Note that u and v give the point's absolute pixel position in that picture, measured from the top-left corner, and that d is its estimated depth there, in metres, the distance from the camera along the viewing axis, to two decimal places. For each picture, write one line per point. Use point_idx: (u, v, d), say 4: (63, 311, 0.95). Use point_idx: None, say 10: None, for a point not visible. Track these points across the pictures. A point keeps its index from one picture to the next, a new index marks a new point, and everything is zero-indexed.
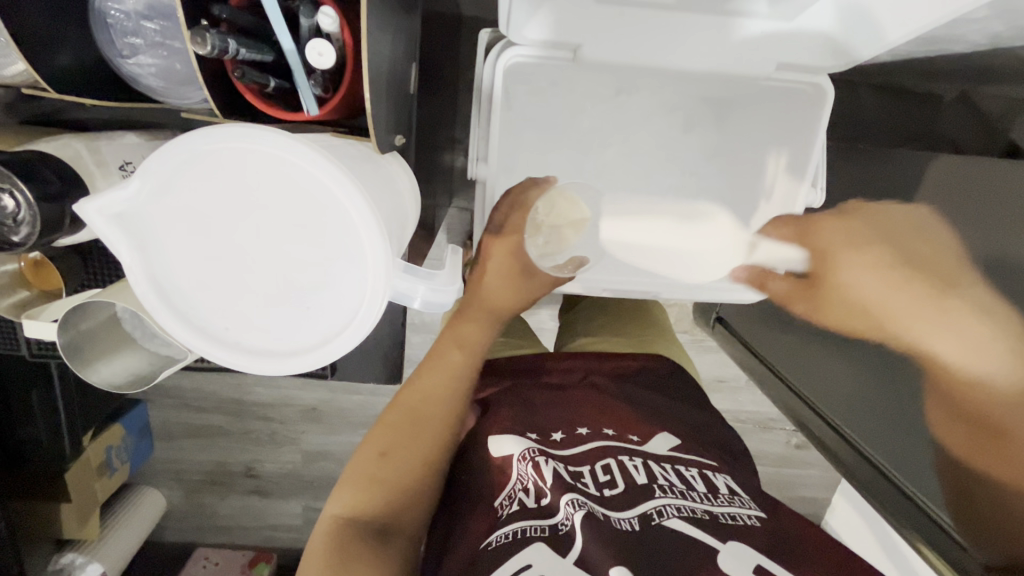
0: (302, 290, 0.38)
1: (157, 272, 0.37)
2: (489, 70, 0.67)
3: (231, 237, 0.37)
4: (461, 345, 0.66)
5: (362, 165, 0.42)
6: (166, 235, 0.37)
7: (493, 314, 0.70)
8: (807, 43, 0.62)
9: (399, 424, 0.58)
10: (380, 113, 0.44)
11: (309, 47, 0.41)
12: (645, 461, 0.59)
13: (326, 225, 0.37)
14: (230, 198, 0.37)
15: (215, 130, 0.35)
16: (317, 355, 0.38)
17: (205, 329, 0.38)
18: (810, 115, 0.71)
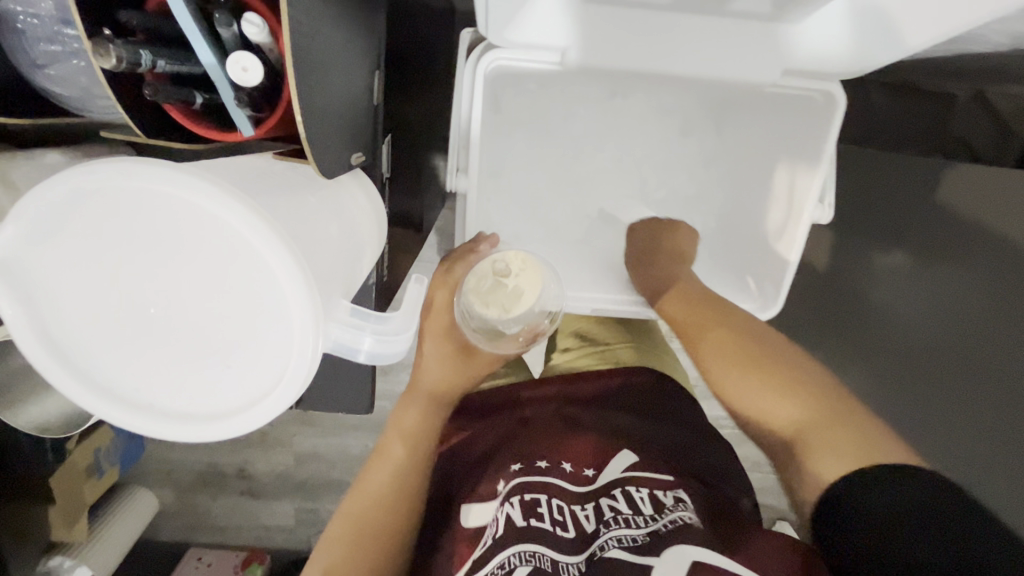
0: (217, 347, 0.34)
1: (48, 326, 0.34)
2: (468, 75, 0.61)
3: (132, 288, 0.33)
4: (402, 436, 0.61)
5: (303, 200, 0.39)
6: (56, 286, 0.33)
7: (435, 400, 0.64)
8: (816, 46, 0.56)
9: (341, 535, 0.55)
10: (324, 134, 0.39)
11: (228, 61, 0.36)
12: (597, 502, 0.55)
13: (243, 278, 0.33)
14: (130, 251, 0.33)
15: (101, 164, 0.30)
16: (240, 418, 0.35)
17: (109, 390, 0.35)
18: (820, 126, 0.64)
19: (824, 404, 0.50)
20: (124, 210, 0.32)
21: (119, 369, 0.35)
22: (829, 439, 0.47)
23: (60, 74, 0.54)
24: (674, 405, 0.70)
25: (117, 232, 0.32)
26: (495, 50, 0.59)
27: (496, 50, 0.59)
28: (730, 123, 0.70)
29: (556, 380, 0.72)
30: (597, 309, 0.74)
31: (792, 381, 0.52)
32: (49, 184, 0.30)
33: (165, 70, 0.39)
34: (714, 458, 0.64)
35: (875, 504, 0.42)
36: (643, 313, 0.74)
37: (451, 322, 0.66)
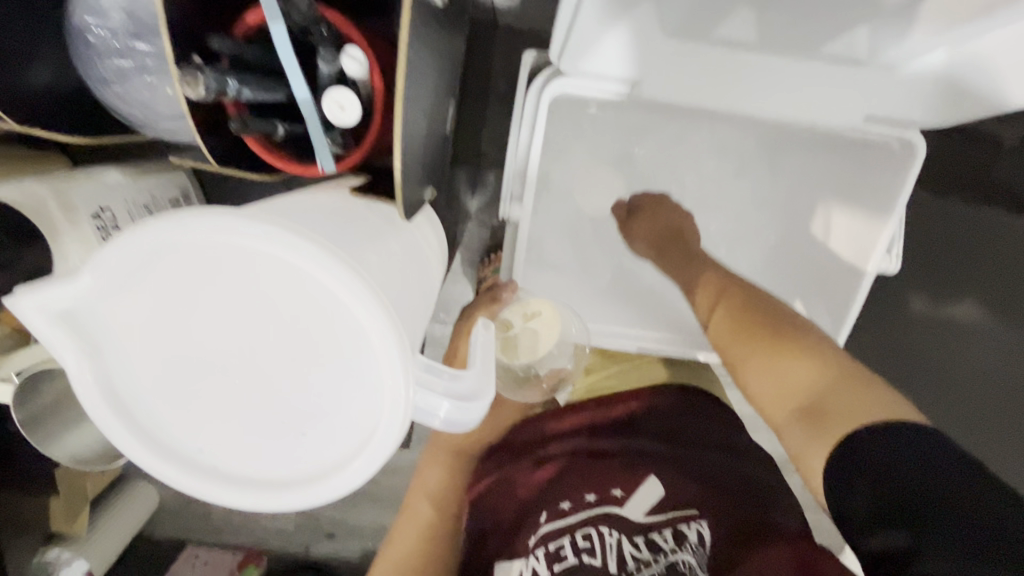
0: (300, 414, 0.29)
1: (114, 380, 0.28)
2: (531, 104, 0.59)
3: (213, 342, 0.29)
4: (430, 498, 0.62)
5: (386, 245, 0.33)
6: (127, 336, 0.28)
7: (456, 452, 0.64)
8: (904, 93, 0.53)
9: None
10: (410, 175, 0.37)
11: (329, 96, 0.34)
12: (622, 535, 0.51)
13: (339, 326, 0.28)
14: (214, 297, 0.28)
15: (196, 217, 0.27)
16: (316, 494, 0.30)
17: (172, 452, 0.29)
18: (895, 177, 0.61)
19: (843, 370, 0.44)
20: (219, 250, 0.28)
21: (186, 431, 0.30)
22: (841, 403, 0.41)
23: (128, 93, 0.51)
24: (710, 420, 0.64)
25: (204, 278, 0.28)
26: (562, 78, 0.57)
27: (563, 78, 0.56)
28: (789, 159, 0.69)
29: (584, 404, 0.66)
30: (640, 347, 0.72)
31: (825, 358, 0.45)
32: (138, 229, 0.26)
33: (249, 98, 0.37)
34: (757, 479, 0.58)
35: (882, 457, 0.36)
36: (687, 352, 0.71)
37: None
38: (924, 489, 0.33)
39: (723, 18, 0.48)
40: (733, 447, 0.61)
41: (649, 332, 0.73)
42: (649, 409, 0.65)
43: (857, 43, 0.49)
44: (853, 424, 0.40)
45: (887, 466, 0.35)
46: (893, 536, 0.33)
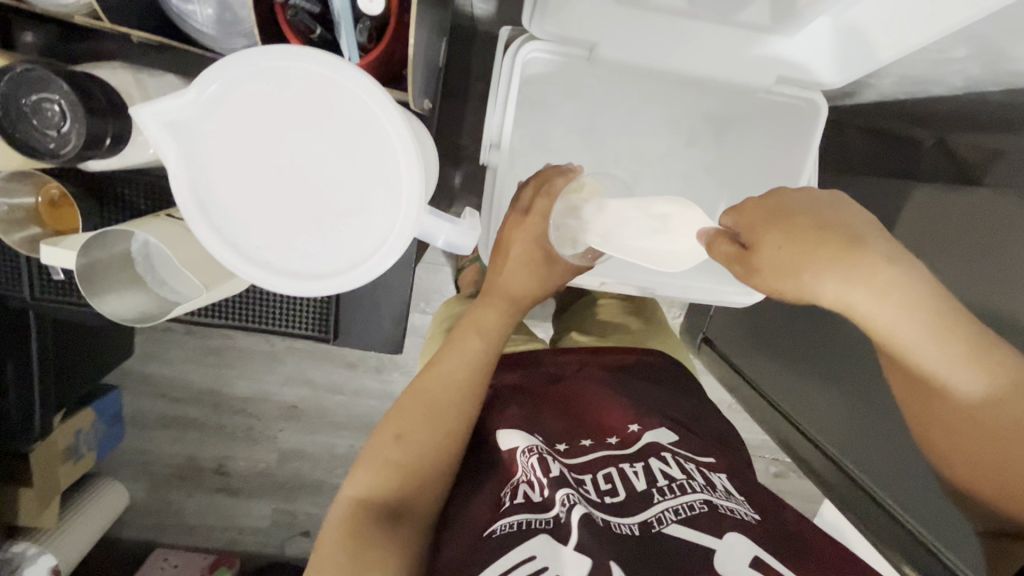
0: (337, 213, 0.41)
1: (197, 183, 0.39)
2: (507, 63, 0.70)
3: (275, 155, 0.40)
4: (481, 330, 0.67)
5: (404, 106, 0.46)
6: (210, 149, 0.39)
7: (511, 302, 0.70)
8: (804, 58, 0.67)
9: (420, 409, 0.61)
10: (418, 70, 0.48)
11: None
12: (644, 462, 0.60)
13: (372, 152, 0.40)
14: (280, 120, 0.39)
15: (273, 47, 0.38)
16: (346, 279, 0.42)
17: (236, 246, 0.40)
18: (803, 131, 0.76)
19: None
20: (286, 80, 0.39)
21: (248, 230, 0.41)
22: None
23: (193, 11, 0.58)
24: (684, 378, 0.77)
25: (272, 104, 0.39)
26: (534, 42, 0.69)
27: (534, 42, 0.69)
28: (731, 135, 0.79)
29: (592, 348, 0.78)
30: (604, 284, 0.80)
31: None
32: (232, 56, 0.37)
33: None
34: (725, 428, 0.72)
35: None
36: (646, 289, 0.81)
37: (542, 233, 0.71)
38: None
39: None
40: (712, 406, 0.75)
41: (618, 275, 0.80)
42: (640, 361, 0.77)
43: (762, 12, 0.62)
44: None
45: None
46: None
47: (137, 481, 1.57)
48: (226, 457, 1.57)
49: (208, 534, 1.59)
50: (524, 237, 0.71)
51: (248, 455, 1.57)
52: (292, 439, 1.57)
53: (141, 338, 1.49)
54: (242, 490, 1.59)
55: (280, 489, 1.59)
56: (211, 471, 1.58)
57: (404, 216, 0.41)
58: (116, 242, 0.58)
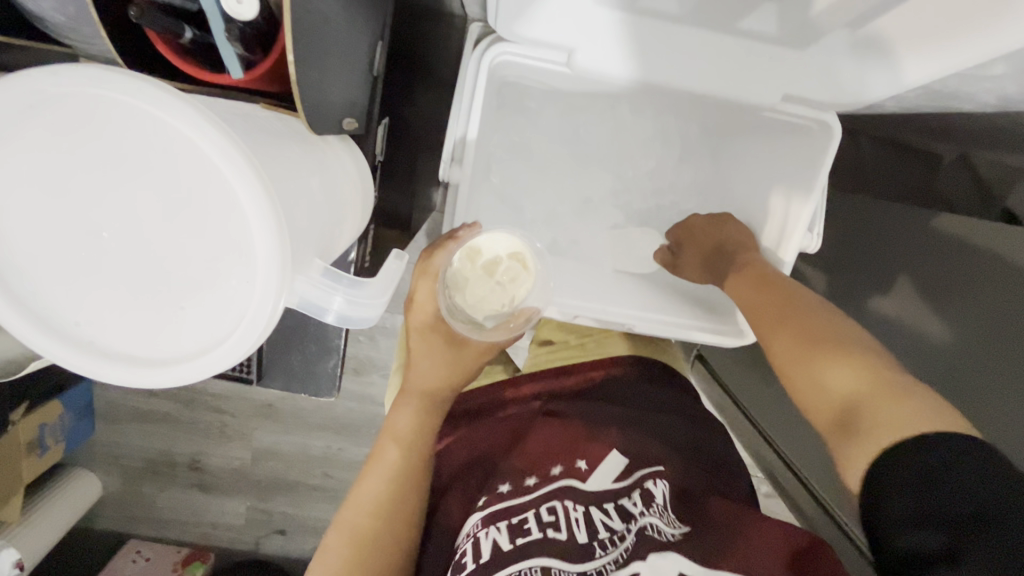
0: (176, 289, 0.36)
1: (2, 244, 0.35)
2: (473, 66, 0.60)
3: (94, 216, 0.35)
4: (396, 439, 0.58)
5: (283, 148, 0.41)
6: (12, 203, 0.34)
7: (429, 397, 0.60)
8: (819, 72, 0.57)
9: (337, 560, 0.52)
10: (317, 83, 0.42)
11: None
12: (587, 508, 0.53)
13: (215, 217, 0.35)
14: (99, 190, 0.34)
15: (72, 69, 0.31)
16: (190, 373, 0.38)
17: (57, 323, 0.37)
18: (812, 156, 0.63)
19: (877, 371, 0.46)
20: (101, 136, 0.33)
21: (69, 305, 0.37)
22: (871, 411, 0.44)
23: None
24: (664, 388, 0.73)
25: (93, 185, 0.34)
26: (502, 44, 0.59)
27: (503, 43, 0.59)
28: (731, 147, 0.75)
29: (544, 374, 0.72)
30: (579, 317, 0.66)
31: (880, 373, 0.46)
32: (13, 80, 0.31)
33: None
34: (716, 448, 0.67)
35: (953, 488, 0.36)
36: (626, 323, 0.67)
37: (435, 315, 0.60)
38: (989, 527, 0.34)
39: None
40: (686, 414, 0.69)
41: (595, 302, 0.68)
42: (607, 376, 0.72)
43: (768, 20, 0.53)
44: (878, 441, 0.42)
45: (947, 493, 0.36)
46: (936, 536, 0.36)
47: (108, 473, 1.52)
48: (199, 454, 1.52)
49: (182, 530, 1.55)
50: (423, 321, 0.60)
51: (222, 452, 1.52)
52: (267, 437, 1.51)
53: None
54: (216, 486, 1.53)
55: (256, 487, 1.53)
56: (183, 467, 1.53)
57: (259, 296, 0.37)
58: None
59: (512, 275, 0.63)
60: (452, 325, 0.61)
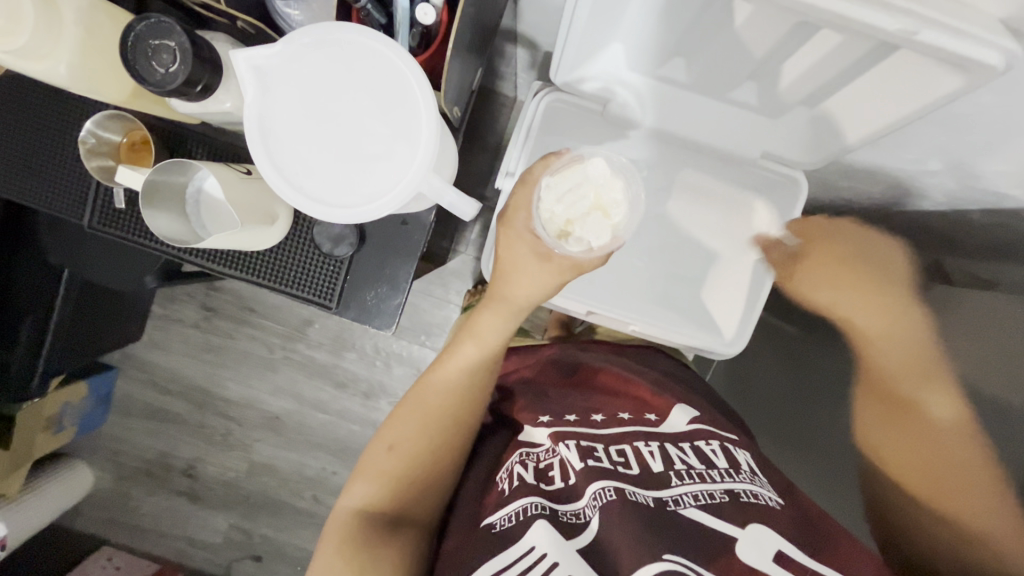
0: (366, 159, 0.47)
1: (262, 118, 0.45)
2: (532, 108, 0.81)
3: (328, 104, 0.46)
4: (476, 338, 0.70)
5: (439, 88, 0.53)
6: (279, 90, 0.45)
7: (509, 307, 0.70)
8: (788, 135, 0.77)
9: (411, 420, 0.67)
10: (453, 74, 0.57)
11: (419, 4, 0.53)
12: (662, 445, 0.61)
13: (402, 113, 0.46)
14: (336, 89, 0.46)
15: (335, 25, 0.44)
16: (361, 216, 0.47)
17: (281, 174, 0.46)
18: (790, 201, 0.83)
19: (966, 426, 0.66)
20: (346, 55, 0.45)
21: (292, 165, 0.46)
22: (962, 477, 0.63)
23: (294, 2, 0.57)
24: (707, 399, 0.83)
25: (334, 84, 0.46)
26: (557, 92, 0.80)
27: (557, 92, 0.80)
28: None
29: (609, 346, 0.87)
30: (590, 311, 0.85)
31: (967, 476, 0.63)
32: (309, 24, 0.44)
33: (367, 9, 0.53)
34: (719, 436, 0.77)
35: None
36: (626, 319, 0.86)
37: (529, 230, 0.67)
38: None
39: (664, 64, 0.74)
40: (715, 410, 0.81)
41: (603, 303, 0.87)
42: (642, 353, 0.88)
43: (750, 95, 0.74)
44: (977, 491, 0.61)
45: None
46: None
47: (105, 470, 1.57)
48: (198, 461, 1.57)
49: (156, 543, 1.56)
50: (518, 243, 0.68)
51: (220, 461, 1.56)
52: (267, 451, 1.56)
53: (151, 323, 1.56)
54: (206, 498, 1.56)
55: (243, 503, 1.56)
56: (179, 472, 1.57)
57: (414, 171, 0.46)
58: (183, 172, 0.58)
59: (600, 203, 0.70)
60: (544, 239, 0.67)
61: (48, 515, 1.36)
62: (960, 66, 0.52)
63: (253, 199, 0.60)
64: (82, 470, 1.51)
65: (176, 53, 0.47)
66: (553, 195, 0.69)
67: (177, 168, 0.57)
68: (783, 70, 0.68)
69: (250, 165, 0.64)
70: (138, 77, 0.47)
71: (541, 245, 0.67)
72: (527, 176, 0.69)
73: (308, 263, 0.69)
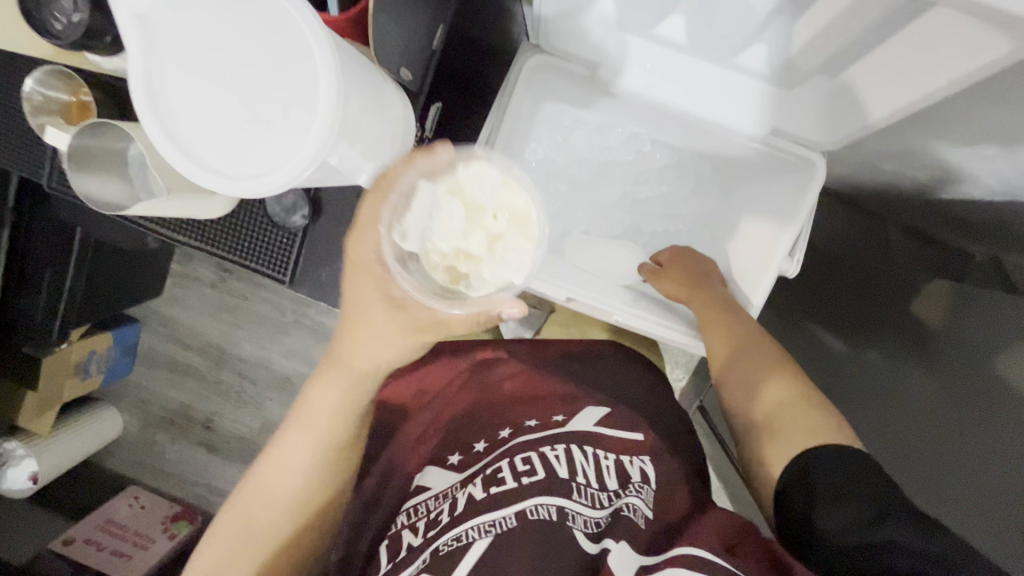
0: (263, 126, 0.39)
1: (149, 79, 0.38)
2: (513, 72, 0.73)
3: (216, 57, 0.38)
4: (301, 426, 0.58)
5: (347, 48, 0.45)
6: (166, 40, 0.38)
7: (348, 372, 0.55)
8: (806, 108, 0.67)
9: (226, 539, 0.57)
10: (391, 32, 0.52)
11: None
12: (567, 449, 0.63)
13: (302, 71, 0.37)
14: (225, 33, 0.37)
15: None
16: (258, 191, 0.40)
17: (167, 134, 0.39)
18: (801, 187, 0.73)
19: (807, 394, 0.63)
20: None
21: (181, 125, 0.39)
22: (800, 421, 0.61)
23: None
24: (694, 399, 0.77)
25: (223, 31, 0.37)
26: (540, 55, 0.72)
27: (541, 55, 0.72)
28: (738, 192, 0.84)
29: (545, 341, 0.82)
30: (570, 298, 0.77)
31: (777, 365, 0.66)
32: None
33: None
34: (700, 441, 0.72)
35: (830, 486, 0.57)
36: (611, 309, 0.78)
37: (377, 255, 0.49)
38: (875, 496, 0.55)
39: (660, 21, 0.64)
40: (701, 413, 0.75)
41: (583, 289, 0.79)
42: (586, 344, 0.83)
43: (760, 57, 0.64)
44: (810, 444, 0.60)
45: (823, 488, 0.57)
46: (844, 512, 0.55)
47: (132, 417, 1.66)
48: (215, 414, 1.63)
49: (178, 487, 1.64)
50: (370, 289, 0.51)
51: (236, 416, 1.62)
52: (279, 410, 1.59)
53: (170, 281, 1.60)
54: (222, 451, 1.63)
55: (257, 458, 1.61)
56: (198, 424, 1.64)
57: (315, 139, 0.38)
58: (121, 134, 0.56)
59: (506, 241, 0.49)
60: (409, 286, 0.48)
61: (77, 454, 1.46)
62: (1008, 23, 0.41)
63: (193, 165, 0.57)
64: (112, 413, 1.60)
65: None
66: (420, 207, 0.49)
67: (105, 130, 0.54)
68: (797, 27, 0.57)
69: None
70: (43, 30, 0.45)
71: (393, 289, 0.50)
72: (383, 178, 0.50)
73: (265, 236, 0.66)
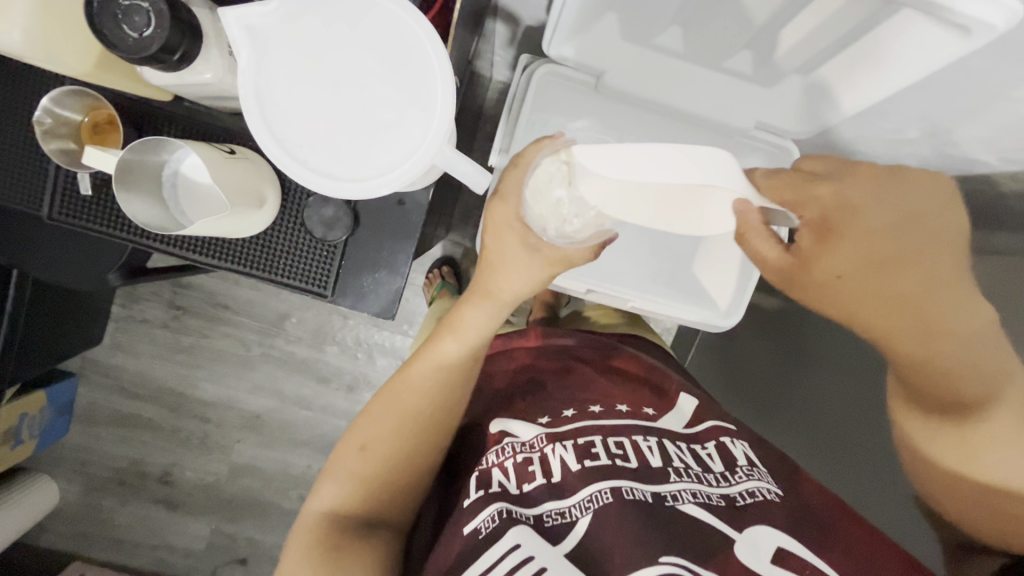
0: (373, 127, 0.47)
1: (261, 89, 0.45)
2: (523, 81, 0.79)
3: (327, 66, 0.45)
4: (457, 335, 0.67)
5: None
6: (277, 53, 0.45)
7: (495, 300, 0.66)
8: (783, 103, 0.77)
9: (385, 421, 0.64)
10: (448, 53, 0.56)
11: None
12: (660, 440, 0.61)
13: (409, 75, 0.46)
14: (337, 46, 0.45)
15: None
16: (370, 184, 0.47)
17: (280, 140, 0.46)
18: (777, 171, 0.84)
19: None
20: (353, 17, 0.45)
21: (294, 131, 0.46)
22: None
23: None
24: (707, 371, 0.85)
25: (334, 44, 0.45)
26: (547, 64, 0.78)
27: (548, 64, 0.78)
28: None
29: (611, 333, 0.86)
30: (591, 290, 0.85)
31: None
32: None
33: None
34: None
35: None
36: (627, 296, 0.86)
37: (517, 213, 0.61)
38: None
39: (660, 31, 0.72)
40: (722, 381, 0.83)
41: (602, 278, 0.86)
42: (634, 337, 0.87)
43: (746, 61, 0.74)
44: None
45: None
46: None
47: (72, 482, 1.47)
48: (173, 467, 1.48)
49: (134, 554, 1.48)
50: (502, 228, 0.62)
51: (197, 466, 1.48)
52: (248, 452, 1.48)
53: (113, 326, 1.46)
54: (184, 505, 1.48)
55: (226, 506, 1.48)
56: (154, 480, 1.48)
57: (427, 136, 0.47)
58: (154, 153, 0.54)
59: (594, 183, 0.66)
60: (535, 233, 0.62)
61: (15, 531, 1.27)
62: (964, 26, 0.52)
63: (241, 179, 0.56)
64: (46, 482, 1.41)
65: (149, 15, 0.44)
66: (540, 184, 0.64)
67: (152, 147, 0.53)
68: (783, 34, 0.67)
69: (235, 143, 0.60)
70: (107, 42, 0.44)
71: (530, 237, 0.62)
72: (519, 157, 0.61)
73: (300, 248, 0.65)
